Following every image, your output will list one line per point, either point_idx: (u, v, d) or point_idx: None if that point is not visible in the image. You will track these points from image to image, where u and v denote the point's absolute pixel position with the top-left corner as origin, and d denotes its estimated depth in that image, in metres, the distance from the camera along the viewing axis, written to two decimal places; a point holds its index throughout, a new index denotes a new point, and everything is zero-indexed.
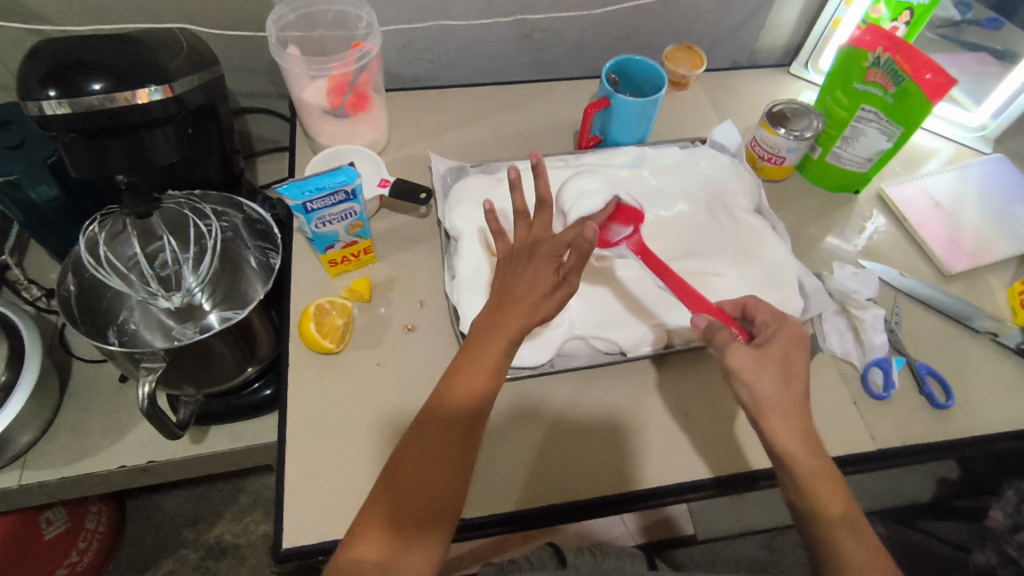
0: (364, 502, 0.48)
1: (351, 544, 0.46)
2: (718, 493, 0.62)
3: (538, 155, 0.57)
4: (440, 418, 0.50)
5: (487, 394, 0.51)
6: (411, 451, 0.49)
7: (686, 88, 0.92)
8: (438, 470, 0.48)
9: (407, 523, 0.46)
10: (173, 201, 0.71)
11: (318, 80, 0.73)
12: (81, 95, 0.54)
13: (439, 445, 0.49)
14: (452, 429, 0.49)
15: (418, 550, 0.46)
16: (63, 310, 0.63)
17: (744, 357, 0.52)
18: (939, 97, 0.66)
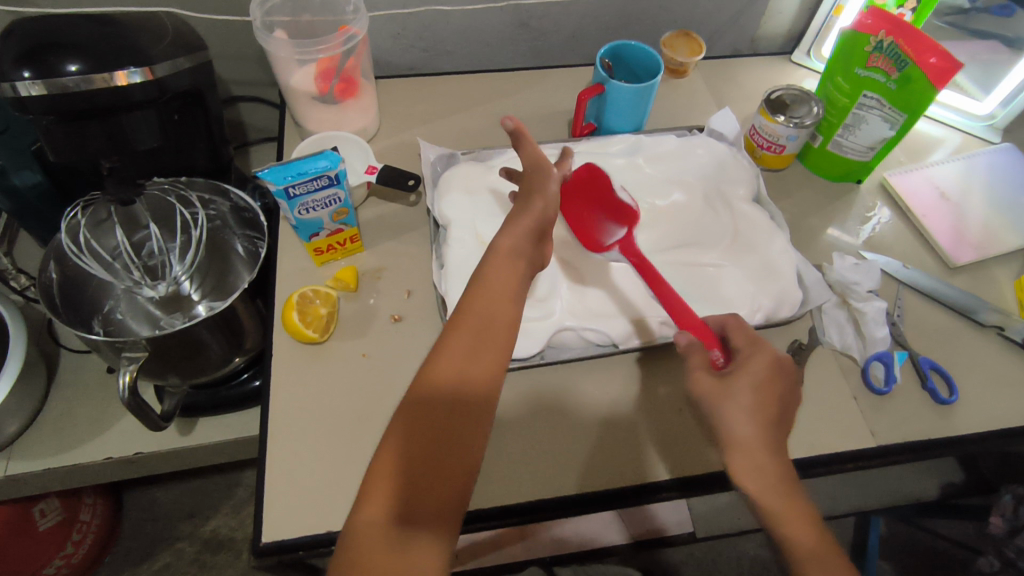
0: (366, 476, 0.42)
1: (357, 522, 0.40)
2: (680, 495, 0.59)
3: (511, 119, 0.55)
4: (444, 372, 0.45)
5: (492, 346, 0.47)
6: (417, 408, 0.43)
7: (685, 76, 0.90)
8: (444, 435, 0.42)
9: (415, 494, 0.40)
10: (157, 187, 0.70)
11: (306, 65, 0.72)
12: (56, 75, 0.53)
13: (448, 401, 0.44)
14: (458, 384, 0.45)
15: (427, 529, 0.39)
16: (44, 298, 0.61)
17: (707, 384, 0.50)
18: (944, 83, 0.64)
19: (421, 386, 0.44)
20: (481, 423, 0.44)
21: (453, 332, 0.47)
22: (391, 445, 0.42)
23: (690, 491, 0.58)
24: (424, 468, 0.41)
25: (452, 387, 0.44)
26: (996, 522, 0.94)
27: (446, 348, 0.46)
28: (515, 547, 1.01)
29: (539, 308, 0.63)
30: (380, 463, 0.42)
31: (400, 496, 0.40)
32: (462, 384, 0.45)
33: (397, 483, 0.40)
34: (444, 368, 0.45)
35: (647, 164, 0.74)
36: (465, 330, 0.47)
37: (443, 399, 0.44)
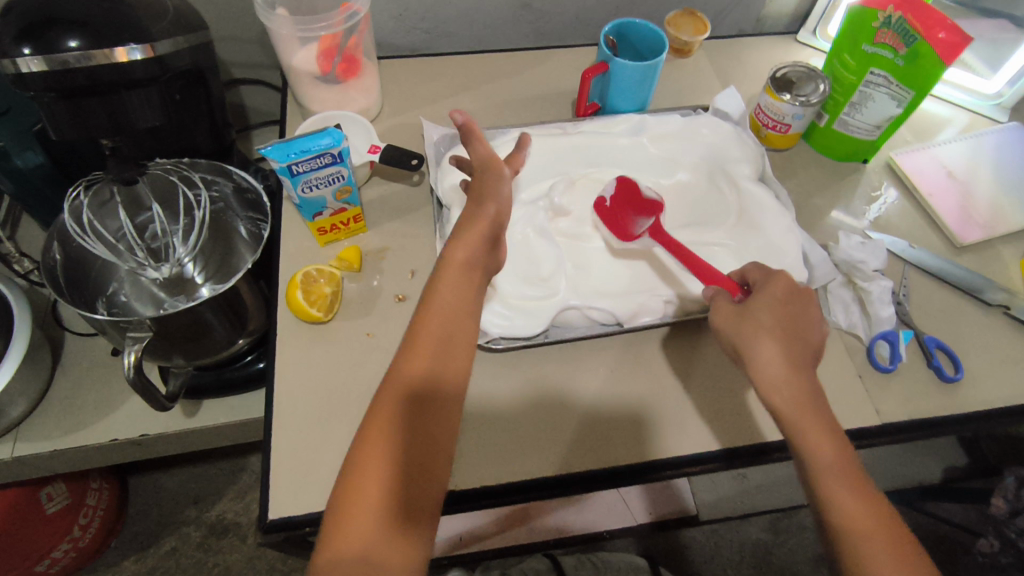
0: (338, 495, 0.43)
1: (334, 543, 0.41)
2: (724, 466, 0.60)
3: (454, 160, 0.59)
4: (412, 387, 0.46)
5: (451, 365, 0.48)
6: (379, 436, 0.44)
7: (689, 56, 0.89)
8: (416, 449, 0.44)
9: (393, 510, 0.42)
10: (160, 167, 0.68)
11: (310, 43, 0.72)
12: (56, 51, 0.52)
13: (418, 411, 0.45)
14: (426, 401, 0.46)
15: (407, 540, 0.42)
16: (49, 279, 0.61)
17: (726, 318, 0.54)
18: (952, 58, 0.63)
19: (382, 413, 0.45)
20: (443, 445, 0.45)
21: (408, 356, 0.48)
22: (356, 474, 0.43)
23: (730, 464, 0.59)
24: (401, 483, 0.43)
25: (412, 410, 0.45)
26: (998, 503, 0.94)
27: (407, 374, 0.47)
28: (519, 531, 1.02)
29: (543, 287, 0.63)
30: (346, 494, 0.43)
31: (371, 527, 0.41)
32: (426, 403, 0.46)
33: (366, 513, 0.42)
34: (402, 393, 0.46)
35: (651, 144, 0.74)
36: (423, 353, 0.47)
37: (404, 426, 0.45)
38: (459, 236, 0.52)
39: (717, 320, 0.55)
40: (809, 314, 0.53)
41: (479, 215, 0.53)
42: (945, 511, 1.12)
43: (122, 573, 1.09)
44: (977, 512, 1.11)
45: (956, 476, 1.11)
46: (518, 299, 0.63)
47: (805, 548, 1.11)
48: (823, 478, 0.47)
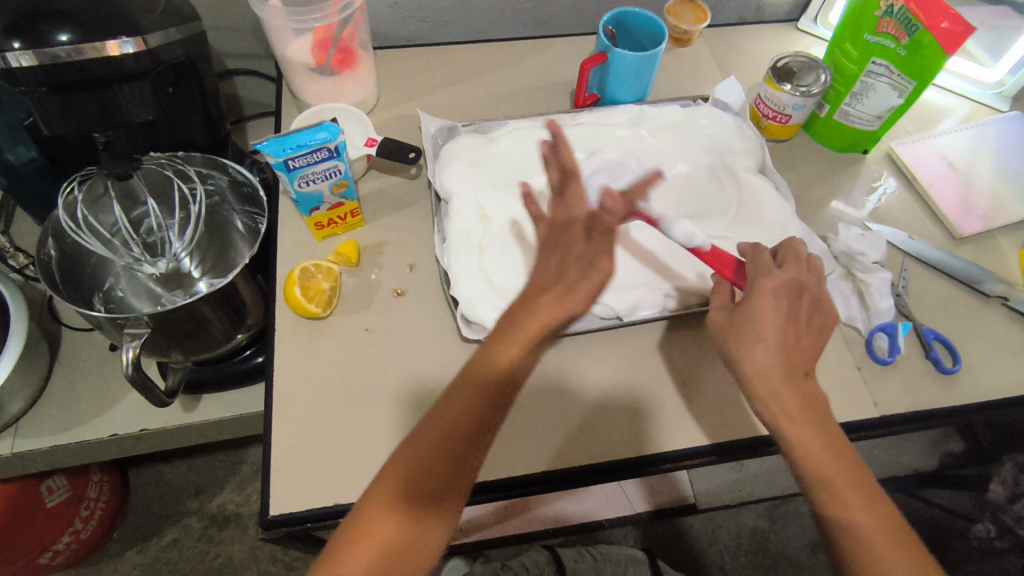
0: (386, 470, 0.46)
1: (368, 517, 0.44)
2: (717, 459, 0.60)
3: (555, 123, 0.52)
4: (479, 387, 0.47)
5: (519, 379, 0.48)
6: (425, 443, 0.46)
7: (688, 45, 0.88)
8: (465, 448, 0.45)
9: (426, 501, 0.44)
10: (155, 161, 0.68)
11: (303, 34, 0.70)
12: (46, 46, 0.51)
13: (476, 414, 0.46)
14: (490, 402, 0.47)
15: (431, 531, 0.44)
16: (44, 276, 0.60)
17: (722, 319, 0.53)
18: (954, 47, 0.62)
19: (446, 408, 0.46)
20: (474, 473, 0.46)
21: (472, 374, 0.48)
22: (393, 472, 0.45)
23: (723, 456, 0.60)
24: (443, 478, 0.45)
25: (475, 408, 0.46)
26: None
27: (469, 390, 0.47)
28: (519, 520, 1.03)
29: None
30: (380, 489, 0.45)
31: (391, 530, 0.43)
32: (490, 403, 0.47)
33: (391, 515, 0.44)
34: (468, 394, 0.47)
35: (650, 135, 0.73)
36: (489, 379, 0.47)
37: (448, 442, 0.45)
38: (544, 298, 0.48)
39: (713, 319, 0.54)
40: (811, 305, 0.51)
41: (578, 256, 0.50)
42: (942, 497, 1.13)
43: (124, 564, 1.09)
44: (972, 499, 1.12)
45: (950, 463, 1.13)
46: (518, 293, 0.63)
47: (802, 535, 1.12)
48: (820, 473, 0.47)
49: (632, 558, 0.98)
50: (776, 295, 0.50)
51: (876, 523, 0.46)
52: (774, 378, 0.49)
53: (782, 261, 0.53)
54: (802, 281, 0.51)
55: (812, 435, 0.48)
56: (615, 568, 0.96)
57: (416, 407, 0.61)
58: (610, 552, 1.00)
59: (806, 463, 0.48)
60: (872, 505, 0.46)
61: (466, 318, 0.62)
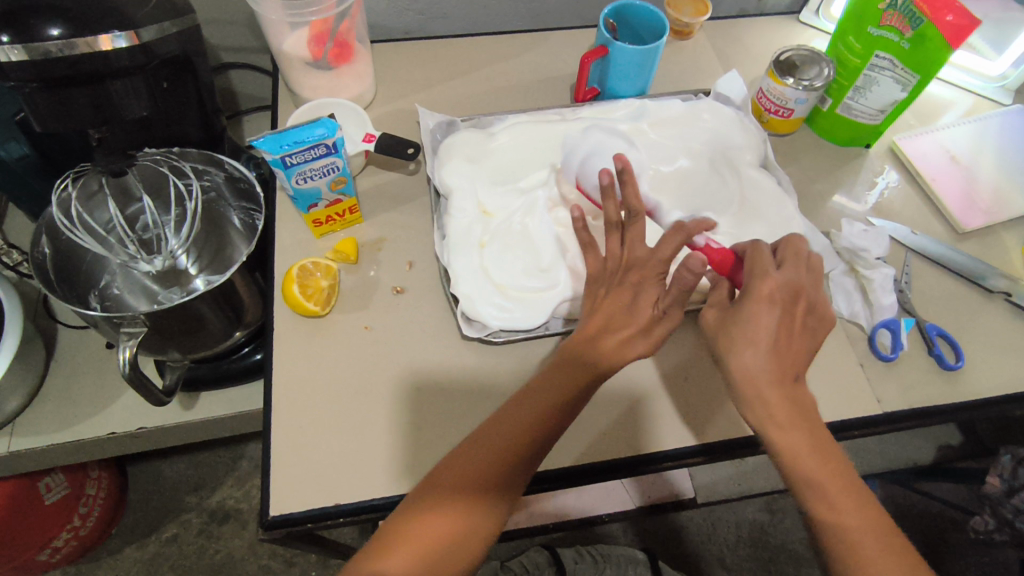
0: (448, 468, 0.49)
1: (426, 510, 0.47)
2: (719, 457, 0.60)
3: (624, 159, 0.56)
4: (546, 403, 0.51)
5: (578, 402, 0.52)
6: (482, 449, 0.49)
7: (690, 37, 0.87)
8: (521, 456, 0.49)
9: (480, 503, 0.48)
10: (149, 157, 0.67)
11: (299, 29, 0.70)
12: (36, 39, 0.50)
13: (539, 428, 0.50)
14: (556, 421, 0.51)
15: (480, 530, 0.48)
16: (38, 274, 0.59)
17: (714, 318, 0.53)
18: (960, 41, 0.62)
19: (511, 422, 0.50)
20: (521, 483, 0.50)
21: (533, 393, 0.52)
22: (438, 478, 0.49)
23: (726, 454, 0.59)
24: (499, 483, 0.48)
25: (540, 426, 0.50)
26: (994, 482, 0.93)
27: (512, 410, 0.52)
28: (519, 515, 1.03)
29: (543, 279, 0.63)
30: (426, 493, 0.48)
31: (447, 527, 0.46)
32: (551, 419, 0.50)
33: (442, 514, 0.47)
34: (536, 410, 0.51)
35: (652, 130, 0.72)
36: (535, 399, 0.51)
37: (505, 451, 0.49)
38: (609, 337, 0.51)
39: (708, 317, 0.52)
40: (813, 303, 0.51)
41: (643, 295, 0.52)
42: (941, 491, 1.13)
43: (123, 560, 1.09)
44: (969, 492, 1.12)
45: (949, 456, 1.13)
46: (520, 291, 0.62)
47: (802, 528, 1.13)
48: (823, 475, 0.47)
49: (633, 558, 0.97)
50: (770, 295, 0.49)
51: (879, 522, 0.46)
52: (778, 378, 0.48)
53: (780, 261, 0.52)
54: (799, 283, 0.50)
55: (815, 434, 0.48)
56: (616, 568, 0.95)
57: (416, 406, 0.60)
58: (612, 551, 1.00)
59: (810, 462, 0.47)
60: (874, 504, 0.46)
61: (467, 316, 0.62)
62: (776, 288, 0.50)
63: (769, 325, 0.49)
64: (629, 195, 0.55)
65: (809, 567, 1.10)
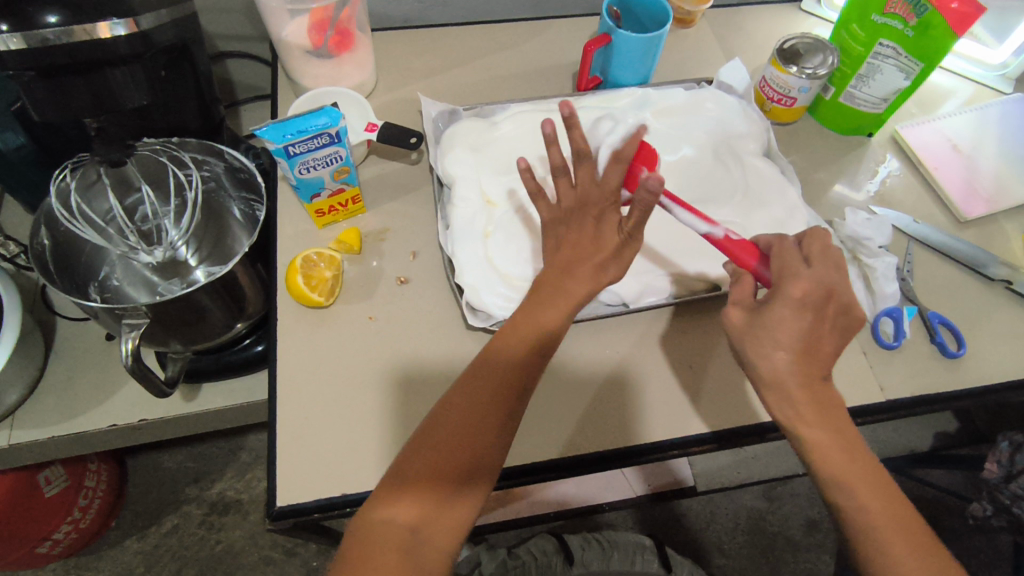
0: (410, 452, 0.47)
1: (389, 499, 0.45)
2: (727, 445, 0.60)
3: (571, 105, 0.52)
4: (503, 371, 0.50)
5: (534, 366, 0.51)
6: (442, 426, 0.47)
7: (692, 26, 0.87)
8: (485, 428, 0.48)
9: (448, 483, 0.45)
10: (148, 147, 0.67)
11: (299, 16, 0.70)
12: (34, 27, 0.49)
13: (496, 398, 0.49)
14: (515, 386, 0.50)
15: (454, 511, 0.45)
16: (38, 265, 0.59)
17: (740, 318, 0.51)
18: (964, 28, 0.62)
19: (467, 395, 0.49)
20: (493, 457, 0.48)
21: (487, 364, 0.51)
22: (403, 468, 0.46)
23: (737, 443, 0.60)
24: (465, 458, 0.46)
25: (497, 394, 0.49)
26: (992, 468, 0.94)
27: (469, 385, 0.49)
28: (519, 505, 1.03)
29: None
30: (386, 488, 0.46)
31: (414, 511, 0.44)
32: (511, 387, 0.50)
33: (409, 499, 0.45)
34: (493, 381, 0.49)
35: (655, 118, 0.72)
36: (490, 372, 0.50)
37: (465, 425, 0.47)
38: (574, 283, 0.53)
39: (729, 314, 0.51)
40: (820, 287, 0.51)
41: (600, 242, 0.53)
42: (938, 478, 1.14)
43: (124, 552, 1.09)
44: (965, 478, 1.14)
45: (946, 443, 1.14)
46: (524, 280, 0.62)
47: (800, 515, 1.14)
48: (829, 461, 0.47)
49: (639, 545, 0.98)
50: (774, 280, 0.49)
51: (884, 508, 0.46)
52: (783, 366, 0.48)
53: (807, 258, 0.51)
54: (815, 279, 0.50)
55: (821, 421, 0.48)
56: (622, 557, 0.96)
57: (422, 396, 0.60)
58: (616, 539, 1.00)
59: (815, 448, 0.48)
60: (883, 492, 0.47)
61: (472, 306, 0.62)
62: (791, 282, 0.49)
63: (774, 312, 0.49)
64: (577, 139, 0.54)
65: (807, 553, 1.11)
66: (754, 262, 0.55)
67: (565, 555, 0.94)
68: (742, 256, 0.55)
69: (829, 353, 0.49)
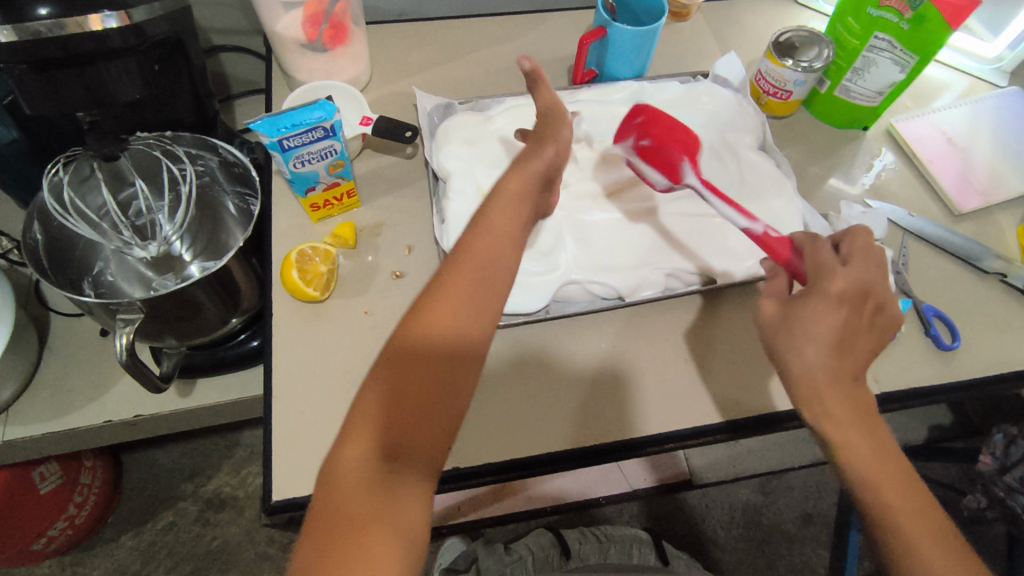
0: (365, 392, 0.41)
1: (347, 451, 0.39)
2: (721, 438, 0.60)
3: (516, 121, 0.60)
4: (463, 283, 0.44)
5: (498, 275, 0.45)
6: (396, 357, 0.41)
7: (687, 19, 0.86)
8: (446, 348, 0.42)
9: (414, 420, 0.40)
10: (142, 142, 0.66)
11: (294, 9, 0.69)
12: (26, 20, 0.49)
13: (457, 315, 0.43)
14: (476, 295, 0.44)
15: (428, 446, 0.40)
16: (32, 260, 0.58)
17: (774, 311, 0.50)
18: (959, 21, 0.62)
19: (422, 318, 0.42)
20: (462, 376, 0.42)
21: (443, 279, 0.44)
22: (380, 436, 0.39)
23: (732, 435, 0.60)
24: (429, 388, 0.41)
25: (456, 308, 0.43)
26: (986, 460, 0.94)
27: (436, 349, 0.42)
28: (516, 500, 1.04)
29: (544, 262, 0.63)
30: (344, 441, 0.39)
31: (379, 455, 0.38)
32: (472, 298, 0.43)
33: (373, 445, 0.39)
34: (451, 295, 0.43)
35: None
36: (446, 287, 0.43)
37: (422, 348, 0.41)
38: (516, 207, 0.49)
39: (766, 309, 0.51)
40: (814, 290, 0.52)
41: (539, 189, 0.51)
42: (931, 470, 1.15)
43: (120, 548, 1.09)
44: (960, 470, 1.15)
45: (940, 436, 1.15)
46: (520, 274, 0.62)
47: (794, 508, 1.14)
48: None
49: (637, 538, 0.99)
50: None
51: None
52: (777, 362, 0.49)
53: (847, 257, 0.50)
54: (838, 275, 0.49)
55: None
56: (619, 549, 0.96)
57: None
58: (612, 534, 1.01)
59: None
60: None
61: None
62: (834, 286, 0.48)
63: None
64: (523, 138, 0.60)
65: (802, 546, 1.12)
66: (788, 254, 0.55)
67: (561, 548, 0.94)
68: (775, 250, 0.56)
69: (847, 352, 0.48)
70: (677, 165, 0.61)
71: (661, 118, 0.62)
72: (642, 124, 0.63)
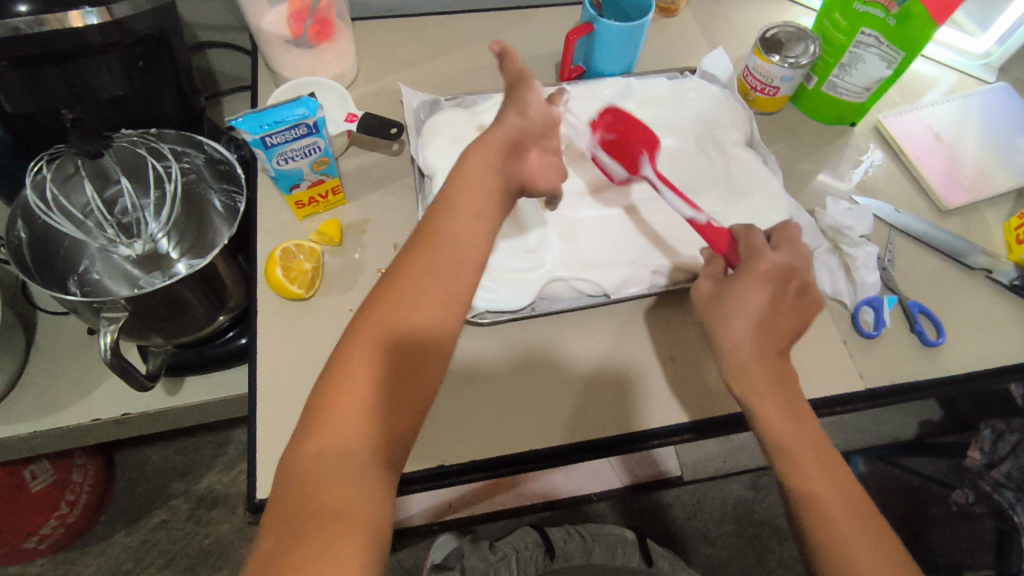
0: (334, 373, 0.41)
1: (315, 434, 0.39)
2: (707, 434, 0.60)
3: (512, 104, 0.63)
4: (432, 264, 0.44)
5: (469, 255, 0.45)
6: (366, 338, 0.41)
7: (676, 15, 0.86)
8: (416, 328, 0.42)
9: (383, 400, 0.40)
10: (126, 138, 0.66)
11: (278, 6, 0.71)
12: (4, 16, 0.48)
13: (425, 295, 0.43)
14: (447, 275, 0.44)
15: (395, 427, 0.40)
16: (14, 258, 0.58)
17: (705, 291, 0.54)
18: (944, 16, 0.62)
19: (390, 301, 0.43)
20: (429, 359, 0.42)
21: (413, 261, 0.44)
22: (348, 418, 0.39)
23: (717, 431, 0.60)
24: (399, 369, 0.41)
25: (425, 289, 0.43)
26: (974, 455, 0.94)
27: (383, 347, 0.41)
28: (505, 496, 1.04)
29: (529, 260, 0.63)
30: (311, 422, 0.39)
31: (348, 435, 0.39)
32: (443, 278, 0.44)
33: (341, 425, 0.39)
34: (420, 277, 0.43)
35: (636, 108, 0.72)
36: (416, 271, 0.44)
37: (391, 330, 0.42)
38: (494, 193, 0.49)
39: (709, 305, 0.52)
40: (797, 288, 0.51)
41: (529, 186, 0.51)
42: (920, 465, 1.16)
43: (113, 546, 1.09)
44: (950, 465, 1.15)
45: (929, 431, 1.16)
46: (505, 271, 0.62)
47: None
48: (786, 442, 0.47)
49: (621, 538, 0.98)
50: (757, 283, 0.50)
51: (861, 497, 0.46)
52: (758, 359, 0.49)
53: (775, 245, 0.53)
54: (789, 265, 0.52)
55: (791, 410, 0.48)
56: (604, 549, 0.97)
57: None
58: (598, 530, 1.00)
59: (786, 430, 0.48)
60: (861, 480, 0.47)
61: None
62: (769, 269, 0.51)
63: None
64: None
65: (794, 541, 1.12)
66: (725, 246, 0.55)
67: (545, 547, 0.96)
68: (713, 239, 0.56)
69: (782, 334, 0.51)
70: (638, 159, 0.63)
71: (624, 115, 0.64)
72: (608, 121, 0.64)
